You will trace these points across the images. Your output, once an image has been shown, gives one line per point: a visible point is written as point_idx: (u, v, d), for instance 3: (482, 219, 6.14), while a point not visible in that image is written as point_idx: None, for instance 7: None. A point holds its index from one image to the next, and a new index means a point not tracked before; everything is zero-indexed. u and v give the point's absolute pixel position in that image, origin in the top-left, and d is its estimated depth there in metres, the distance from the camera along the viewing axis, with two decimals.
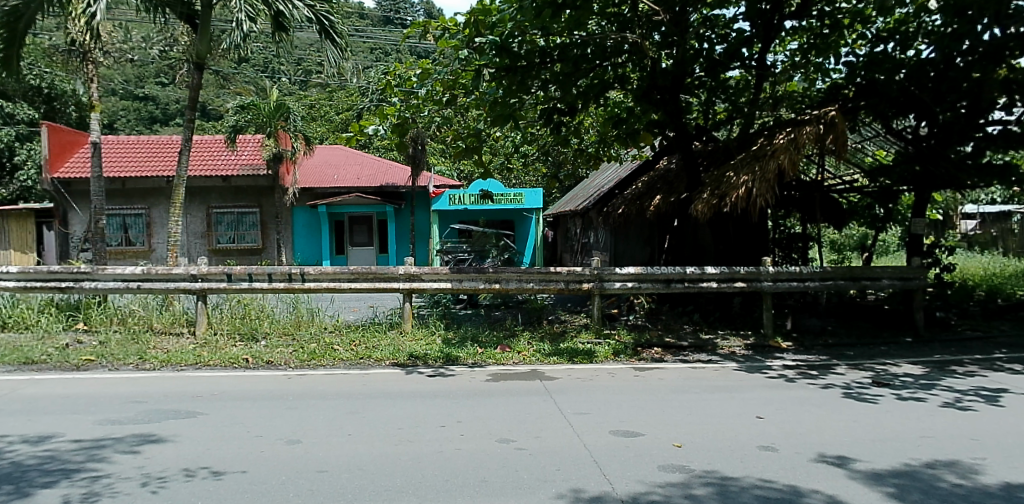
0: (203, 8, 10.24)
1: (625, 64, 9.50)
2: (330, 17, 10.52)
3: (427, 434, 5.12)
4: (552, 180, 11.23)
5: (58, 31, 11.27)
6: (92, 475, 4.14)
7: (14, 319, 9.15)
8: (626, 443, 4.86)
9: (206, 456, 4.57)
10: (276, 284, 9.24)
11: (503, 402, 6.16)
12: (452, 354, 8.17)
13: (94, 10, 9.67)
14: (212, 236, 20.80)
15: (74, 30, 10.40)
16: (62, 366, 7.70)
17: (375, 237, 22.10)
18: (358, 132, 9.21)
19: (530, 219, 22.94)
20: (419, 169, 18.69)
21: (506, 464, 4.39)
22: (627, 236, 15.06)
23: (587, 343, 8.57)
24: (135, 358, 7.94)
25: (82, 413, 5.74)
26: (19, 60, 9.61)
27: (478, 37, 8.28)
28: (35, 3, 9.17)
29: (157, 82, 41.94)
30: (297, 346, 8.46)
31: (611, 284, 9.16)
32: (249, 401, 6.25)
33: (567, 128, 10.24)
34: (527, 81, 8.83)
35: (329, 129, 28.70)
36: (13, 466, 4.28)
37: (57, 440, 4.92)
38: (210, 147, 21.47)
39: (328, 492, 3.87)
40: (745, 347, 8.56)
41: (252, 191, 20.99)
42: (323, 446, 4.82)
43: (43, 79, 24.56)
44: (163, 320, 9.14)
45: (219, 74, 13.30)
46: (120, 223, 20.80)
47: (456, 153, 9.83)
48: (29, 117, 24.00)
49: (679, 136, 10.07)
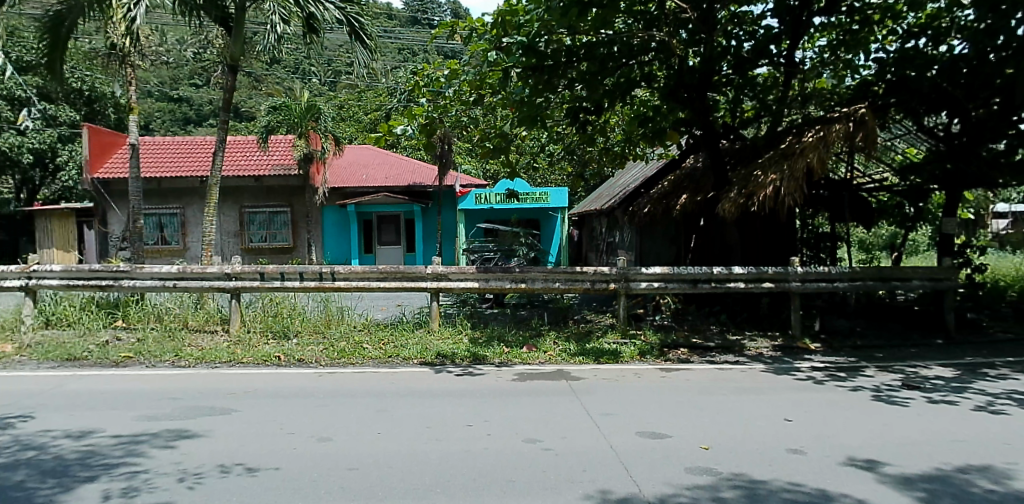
0: (237, 11, 10.53)
1: (652, 62, 9.48)
2: (359, 19, 10.83)
3: (455, 434, 5.19)
4: (578, 179, 11.15)
5: (99, 35, 11.66)
6: (131, 470, 4.30)
7: (58, 316, 9.47)
8: (653, 445, 4.86)
9: (239, 452, 4.70)
10: (307, 283, 9.40)
11: (529, 401, 6.22)
12: (478, 353, 8.24)
13: (133, 15, 9.83)
14: (245, 235, 21.25)
15: (114, 35, 10.89)
16: (103, 363, 7.99)
17: (403, 237, 22.34)
18: (387, 132, 9.30)
19: (556, 219, 22.94)
20: (446, 169, 18.77)
21: (534, 464, 4.44)
22: (653, 235, 14.97)
23: (614, 343, 8.57)
24: (171, 355, 8.19)
25: (121, 408, 5.95)
26: (62, 62, 10.09)
27: (505, 37, 8.56)
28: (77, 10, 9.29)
29: (192, 83, 42.90)
30: (328, 344, 8.62)
31: (637, 284, 9.12)
32: (280, 398, 6.42)
33: (594, 127, 10.16)
34: (554, 80, 8.91)
35: (359, 129, 29.09)
36: (58, 461, 4.48)
37: (98, 434, 5.12)
38: (243, 148, 21.86)
39: (360, 490, 3.96)
40: (772, 348, 8.48)
41: (284, 190, 21.35)
42: (352, 444, 4.90)
43: (84, 82, 25.03)
44: (199, 318, 9.43)
45: (252, 74, 13.58)
46: (156, 223, 21.38)
47: (482, 152, 10.04)
48: (70, 118, 24.44)
49: (706, 134, 9.93)
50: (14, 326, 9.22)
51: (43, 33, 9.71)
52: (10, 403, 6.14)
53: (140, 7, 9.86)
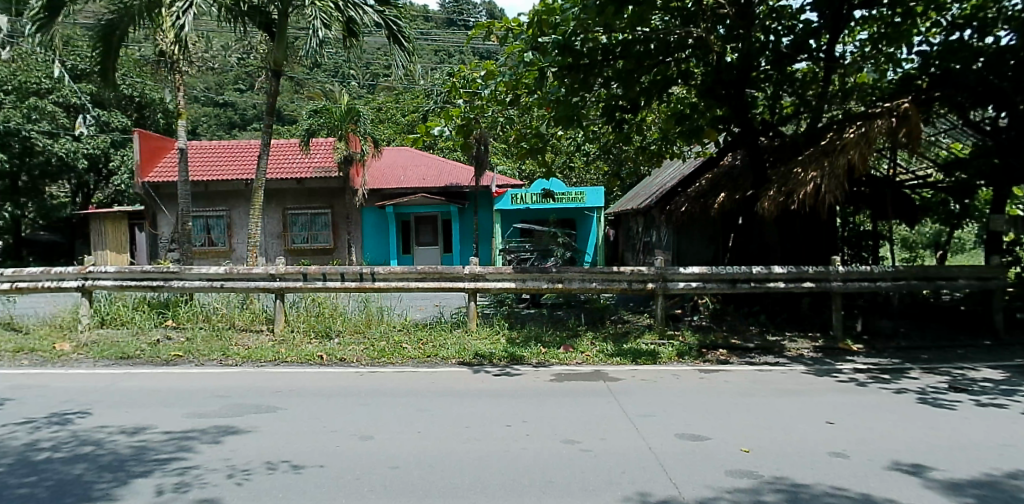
0: (279, 17, 10.87)
1: (689, 58, 9.37)
2: (398, 22, 11.15)
3: (494, 433, 5.26)
4: (614, 179, 11.13)
5: (148, 43, 12.11)
6: (183, 465, 4.49)
7: (112, 315, 9.88)
8: (693, 447, 4.84)
9: (285, 449, 4.86)
10: (348, 283, 9.62)
11: (565, 402, 6.26)
12: (516, 353, 8.30)
13: (182, 23, 9.77)
14: (288, 237, 21.78)
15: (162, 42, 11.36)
16: (155, 361, 8.33)
17: (440, 237, 22.56)
18: (425, 133, 9.43)
19: (592, 218, 22.89)
20: (482, 170, 18.91)
21: (573, 465, 4.48)
22: (690, 235, 14.80)
23: (651, 344, 8.53)
24: (219, 354, 8.49)
25: (173, 406, 6.20)
26: (114, 71, 10.87)
27: (540, 37, 8.59)
28: (127, 15, 10.50)
29: (236, 88, 44.15)
30: (368, 344, 8.79)
31: (675, 284, 9.05)
32: (323, 396, 6.60)
33: (630, 125, 10.10)
34: (590, 79, 8.93)
35: (397, 131, 29.50)
36: (114, 456, 4.70)
37: (151, 431, 5.35)
38: (285, 151, 22.39)
39: (400, 488, 4.06)
40: (813, 349, 8.32)
41: (325, 192, 21.81)
42: (392, 443, 5.01)
43: (134, 88, 26.09)
44: (245, 318, 9.74)
45: (293, 79, 13.92)
46: (203, 225, 22.06)
47: (519, 153, 10.14)
48: (122, 124, 25.69)
49: (744, 132, 9.80)
50: (72, 325, 9.65)
51: (97, 41, 10.67)
52: (68, 400, 6.45)
53: (188, 15, 9.81)
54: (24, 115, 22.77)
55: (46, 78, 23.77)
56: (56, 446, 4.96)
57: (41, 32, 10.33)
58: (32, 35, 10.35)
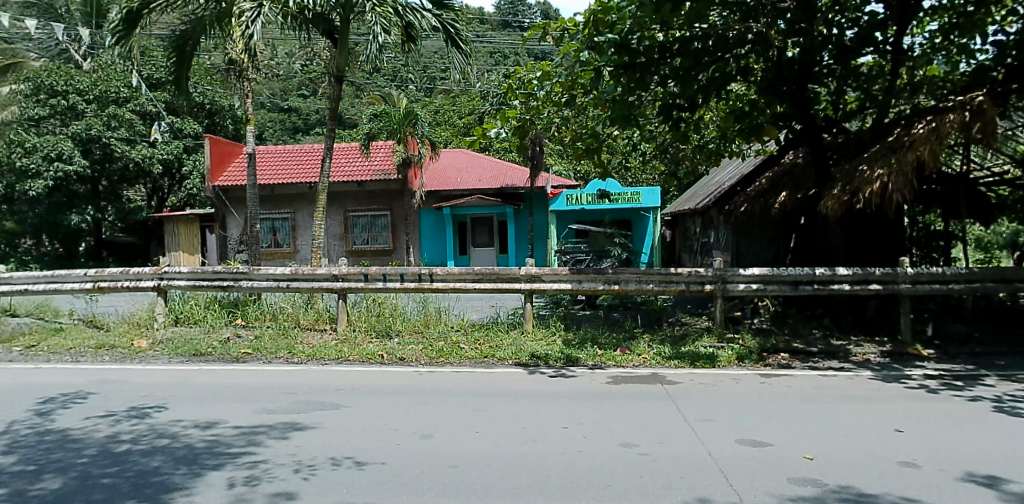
0: (342, 23, 11.23)
1: (748, 54, 9.10)
2: (455, 25, 11.32)
3: (551, 435, 5.31)
4: (671, 178, 10.99)
5: (219, 51, 12.59)
6: (253, 460, 4.72)
7: (186, 314, 10.41)
8: (754, 453, 4.76)
9: (348, 446, 5.03)
10: (407, 284, 9.80)
11: (622, 405, 6.24)
12: (572, 355, 8.32)
13: (252, 32, 10.16)
14: (349, 238, 22.42)
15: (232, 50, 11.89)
16: (225, 358, 8.76)
17: (496, 238, 22.65)
18: (481, 135, 9.53)
19: (648, 219, 22.62)
20: (538, 171, 18.98)
21: (631, 469, 4.48)
22: (750, 235, 14.44)
23: (709, 347, 8.40)
24: (285, 352, 8.84)
25: (242, 402, 6.50)
26: (188, 80, 11.37)
27: (597, 36, 8.55)
28: (199, 25, 11.08)
29: (300, 94, 45.69)
30: (427, 344, 8.98)
31: (735, 285, 8.86)
32: (383, 395, 6.81)
33: (688, 124, 9.86)
34: (646, 77, 8.81)
35: (454, 133, 29.88)
36: (189, 449, 4.99)
37: (222, 426, 5.64)
38: (346, 155, 23.04)
39: (459, 487, 4.17)
40: (880, 354, 8.01)
41: (384, 195, 22.32)
42: (451, 443, 5.12)
43: (205, 96, 27.34)
44: (309, 317, 10.11)
45: (354, 84, 14.31)
46: (270, 227, 22.94)
47: (576, 154, 10.17)
48: (194, 131, 26.51)
49: (807, 129, 9.49)
50: (149, 323, 10.17)
51: (172, 52, 11.23)
52: (147, 394, 6.85)
53: (257, 24, 10.26)
54: (105, 123, 24.40)
55: (125, 88, 25.66)
56: (136, 438, 5.29)
57: (121, 44, 10.90)
58: (113, 47, 10.94)
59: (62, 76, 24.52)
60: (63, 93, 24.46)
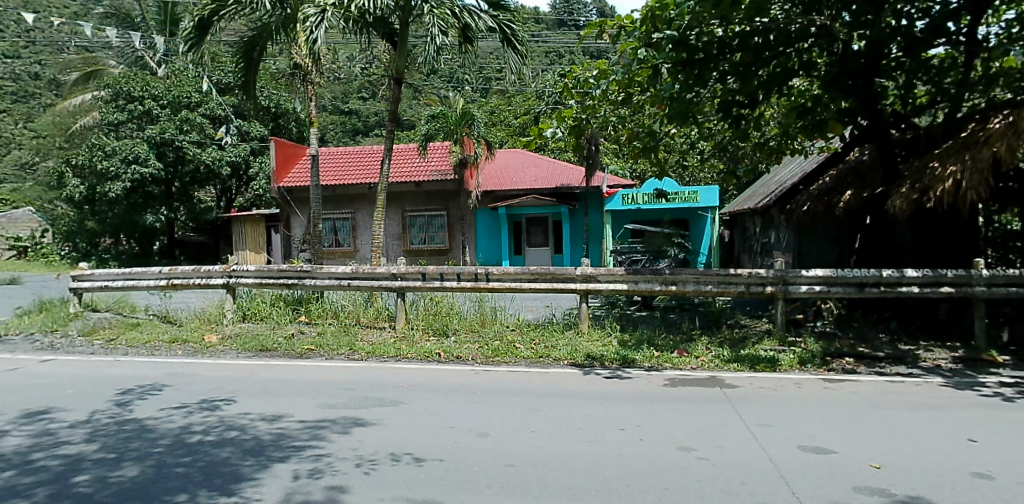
0: (401, 26, 11.50)
1: (812, 48, 8.81)
2: (511, 26, 11.45)
3: (608, 437, 5.31)
4: (730, 177, 10.77)
5: (284, 56, 13.08)
6: (316, 453, 4.91)
7: (252, 311, 10.85)
8: (817, 461, 4.64)
9: (407, 442, 5.18)
10: (464, 283, 9.95)
11: (681, 408, 6.18)
12: (628, 356, 8.28)
13: (315, 36, 10.53)
14: (407, 238, 22.88)
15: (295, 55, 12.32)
16: (290, 354, 9.11)
17: (551, 238, 22.70)
18: (537, 135, 9.62)
19: (706, 219, 22.23)
20: (594, 170, 18.88)
21: (690, 473, 4.44)
22: (812, 236, 14.00)
23: (770, 350, 8.20)
24: (346, 348, 9.12)
25: (307, 396, 6.76)
26: (255, 83, 12.06)
27: (655, 32, 8.56)
28: (264, 31, 11.71)
29: (360, 96, 46.81)
30: (483, 343, 9.10)
31: (797, 287, 8.63)
32: (439, 392, 6.95)
33: (748, 122, 9.63)
34: (705, 74, 8.66)
35: (509, 133, 30.06)
36: (257, 441, 5.23)
37: (288, 419, 5.89)
38: (404, 155, 23.50)
39: (515, 485, 4.24)
40: (952, 360, 7.66)
41: (441, 195, 22.66)
42: (507, 441, 5.22)
43: (271, 100, 28.39)
44: (369, 315, 10.40)
45: (412, 86, 14.60)
46: (331, 227, 23.62)
47: (633, 153, 10.09)
48: (259, 134, 27.84)
49: (873, 124, 9.13)
50: (219, 319, 10.75)
51: (240, 57, 11.95)
52: (217, 388, 7.20)
53: (321, 29, 10.57)
54: (178, 127, 25.67)
55: (196, 92, 26.76)
56: (207, 430, 5.58)
57: (193, 50, 11.50)
58: (186, 54, 11.59)
59: (138, 82, 26.14)
60: (140, 99, 25.91)
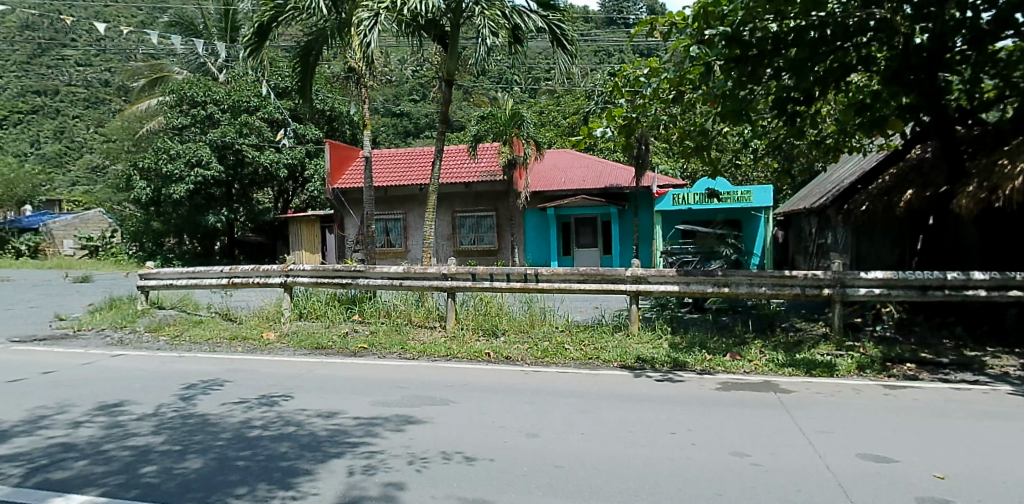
0: (451, 28, 11.67)
1: (871, 42, 8.64)
2: (561, 26, 11.51)
3: (659, 440, 5.29)
4: (784, 176, 10.51)
5: (339, 60, 13.43)
6: (370, 450, 5.06)
7: (308, 309, 11.19)
8: (876, 469, 4.52)
9: (458, 440, 5.29)
10: (513, 284, 10.03)
11: (734, 412, 6.10)
12: (679, 358, 8.19)
13: (370, 40, 10.75)
14: (457, 238, 23.15)
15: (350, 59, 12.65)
16: (344, 351, 9.37)
17: (599, 239, 22.60)
18: (587, 135, 9.65)
19: (759, 219, 21.78)
20: (643, 170, 18.69)
21: (743, 478, 4.39)
22: (871, 236, 13.54)
23: (827, 355, 7.98)
24: (398, 347, 9.33)
25: (361, 394, 6.96)
26: (311, 87, 12.43)
27: (708, 29, 8.35)
28: (320, 36, 12.05)
29: (411, 99, 47.54)
30: (532, 344, 9.16)
31: (855, 290, 8.37)
32: (489, 392, 7.04)
33: (804, 119, 9.39)
34: (759, 70, 8.47)
35: (558, 132, 30.05)
36: (314, 437, 5.42)
37: (342, 416, 6.08)
38: (455, 156, 23.77)
39: (566, 486, 4.28)
40: (1022, 367, 7.32)
41: (490, 196, 22.82)
42: (557, 442, 5.27)
43: (326, 104, 29.16)
44: (421, 314, 10.59)
45: (462, 87, 14.76)
46: (383, 228, 24.08)
47: (684, 152, 9.91)
48: (315, 136, 28.59)
49: (937, 121, 8.80)
50: (276, 317, 11.12)
51: (298, 62, 12.35)
52: (276, 384, 7.48)
53: (374, 32, 10.77)
54: (238, 131, 26.64)
55: (255, 97, 27.71)
56: (266, 424, 5.82)
57: (253, 55, 11.94)
58: (246, 59, 12.03)
59: (201, 88, 27.18)
60: (202, 104, 26.96)
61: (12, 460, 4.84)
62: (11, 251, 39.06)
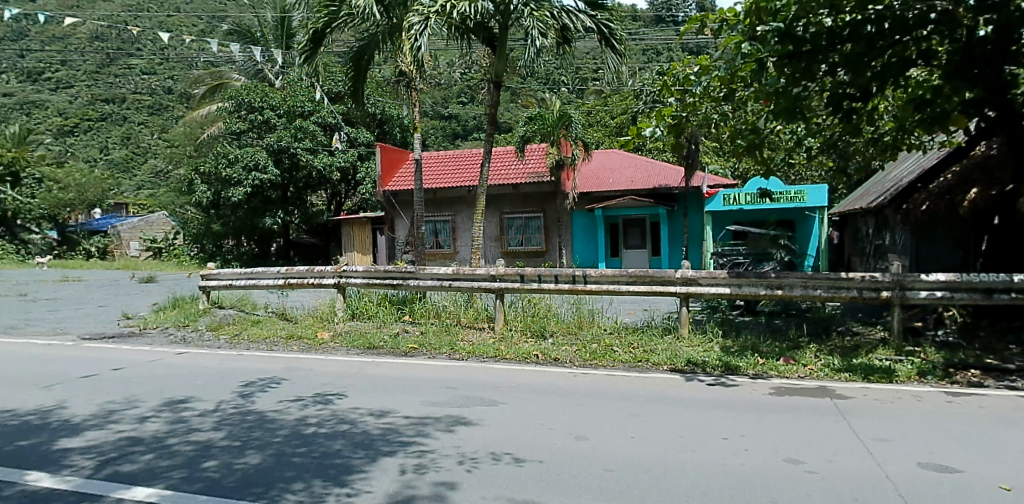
0: (500, 30, 11.78)
1: (931, 36, 8.33)
2: (609, 25, 11.52)
3: (710, 445, 5.24)
4: (840, 175, 10.22)
5: (390, 64, 13.71)
6: (421, 449, 5.19)
7: (360, 310, 11.48)
8: (939, 479, 4.37)
9: (507, 442, 5.36)
10: (562, 285, 10.06)
11: (787, 418, 5.98)
12: (731, 362, 8.07)
13: (420, 43, 10.93)
14: (505, 240, 23.30)
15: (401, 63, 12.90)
16: (395, 351, 9.58)
17: (648, 240, 22.37)
18: (635, 135, 9.57)
19: (813, 220, 21.08)
20: (693, 170, 18.41)
21: (796, 485, 4.32)
22: (933, 237, 13.02)
23: (886, 360, 7.73)
24: (447, 348, 9.48)
25: (412, 394, 7.11)
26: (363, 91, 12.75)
27: (761, 25, 8.20)
28: (372, 41, 12.36)
29: (460, 101, 48.00)
30: (581, 345, 9.17)
31: (916, 293, 8.08)
32: (538, 394, 7.10)
33: (860, 116, 9.08)
34: (814, 66, 8.25)
35: (606, 132, 29.88)
36: (366, 435, 5.58)
37: (394, 415, 6.23)
38: (503, 158, 23.93)
39: (616, 490, 4.29)
40: None
41: (538, 197, 22.90)
42: (606, 445, 5.27)
43: (377, 107, 29.77)
44: (470, 315, 10.73)
45: (510, 89, 14.83)
46: (432, 230, 24.42)
47: (736, 151, 9.73)
48: (366, 139, 29.19)
49: (1004, 115, 8.42)
50: (330, 316, 11.43)
51: (351, 67, 12.69)
52: (330, 383, 7.71)
53: (424, 36, 10.98)
54: (293, 135, 27.54)
55: (309, 102, 28.51)
56: (321, 422, 6.02)
57: (307, 61, 12.38)
58: (301, 65, 12.41)
59: (258, 94, 28.11)
60: (259, 110, 27.87)
61: (86, 452, 5.16)
62: (83, 251, 41.32)
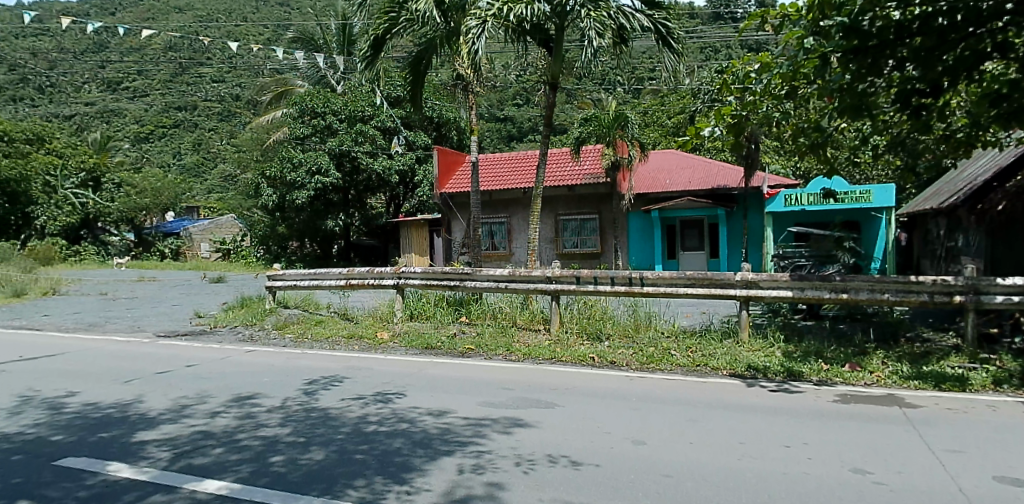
0: (556, 32, 11.82)
1: (1009, 27, 7.61)
2: (667, 24, 11.41)
3: (772, 453, 5.16)
4: (909, 173, 9.81)
5: (448, 68, 13.93)
6: (479, 449, 5.31)
7: (419, 310, 11.74)
8: (1017, 493, 4.19)
9: (563, 444, 5.42)
10: (618, 287, 10.02)
11: (853, 426, 5.82)
12: (793, 368, 7.88)
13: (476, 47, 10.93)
14: (561, 242, 23.31)
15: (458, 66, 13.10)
16: (452, 352, 9.78)
17: (707, 241, 21.97)
18: (694, 135, 9.57)
19: (881, 220, 20.30)
20: (753, 170, 17.98)
21: (863, 497, 4.21)
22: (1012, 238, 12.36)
23: (959, 368, 7.40)
24: (503, 349, 9.61)
25: (469, 394, 7.25)
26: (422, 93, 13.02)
27: (824, 19, 7.97)
28: (430, 45, 12.60)
29: (515, 103, 48.21)
30: (637, 349, 9.13)
31: (991, 297, 7.75)
32: (594, 397, 7.12)
33: (930, 113, 8.60)
34: (881, 61, 7.91)
35: (664, 131, 29.48)
36: (425, 434, 5.74)
37: (452, 415, 6.38)
38: (559, 160, 23.96)
39: (674, 496, 4.29)
40: None
41: (594, 199, 22.83)
42: (664, 450, 5.26)
43: (434, 110, 30.24)
44: (526, 317, 10.83)
45: (566, 91, 14.77)
46: (488, 231, 24.67)
47: (798, 150, 9.46)
48: (424, 143, 29.71)
49: None
50: (389, 317, 11.73)
51: (409, 72, 12.98)
52: (390, 382, 7.94)
53: (480, 39, 10.96)
54: (354, 139, 28.39)
55: (369, 106, 29.21)
56: (381, 421, 6.23)
57: (368, 67, 12.67)
58: (361, 71, 12.75)
59: (321, 100, 28.97)
60: (322, 115, 28.72)
61: (162, 445, 5.49)
62: (158, 253, 43.64)
